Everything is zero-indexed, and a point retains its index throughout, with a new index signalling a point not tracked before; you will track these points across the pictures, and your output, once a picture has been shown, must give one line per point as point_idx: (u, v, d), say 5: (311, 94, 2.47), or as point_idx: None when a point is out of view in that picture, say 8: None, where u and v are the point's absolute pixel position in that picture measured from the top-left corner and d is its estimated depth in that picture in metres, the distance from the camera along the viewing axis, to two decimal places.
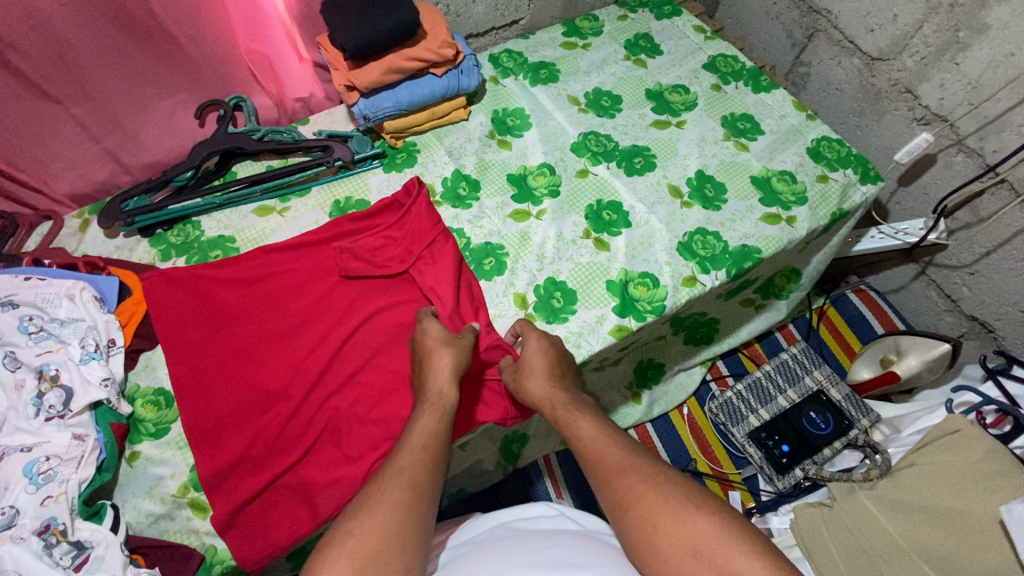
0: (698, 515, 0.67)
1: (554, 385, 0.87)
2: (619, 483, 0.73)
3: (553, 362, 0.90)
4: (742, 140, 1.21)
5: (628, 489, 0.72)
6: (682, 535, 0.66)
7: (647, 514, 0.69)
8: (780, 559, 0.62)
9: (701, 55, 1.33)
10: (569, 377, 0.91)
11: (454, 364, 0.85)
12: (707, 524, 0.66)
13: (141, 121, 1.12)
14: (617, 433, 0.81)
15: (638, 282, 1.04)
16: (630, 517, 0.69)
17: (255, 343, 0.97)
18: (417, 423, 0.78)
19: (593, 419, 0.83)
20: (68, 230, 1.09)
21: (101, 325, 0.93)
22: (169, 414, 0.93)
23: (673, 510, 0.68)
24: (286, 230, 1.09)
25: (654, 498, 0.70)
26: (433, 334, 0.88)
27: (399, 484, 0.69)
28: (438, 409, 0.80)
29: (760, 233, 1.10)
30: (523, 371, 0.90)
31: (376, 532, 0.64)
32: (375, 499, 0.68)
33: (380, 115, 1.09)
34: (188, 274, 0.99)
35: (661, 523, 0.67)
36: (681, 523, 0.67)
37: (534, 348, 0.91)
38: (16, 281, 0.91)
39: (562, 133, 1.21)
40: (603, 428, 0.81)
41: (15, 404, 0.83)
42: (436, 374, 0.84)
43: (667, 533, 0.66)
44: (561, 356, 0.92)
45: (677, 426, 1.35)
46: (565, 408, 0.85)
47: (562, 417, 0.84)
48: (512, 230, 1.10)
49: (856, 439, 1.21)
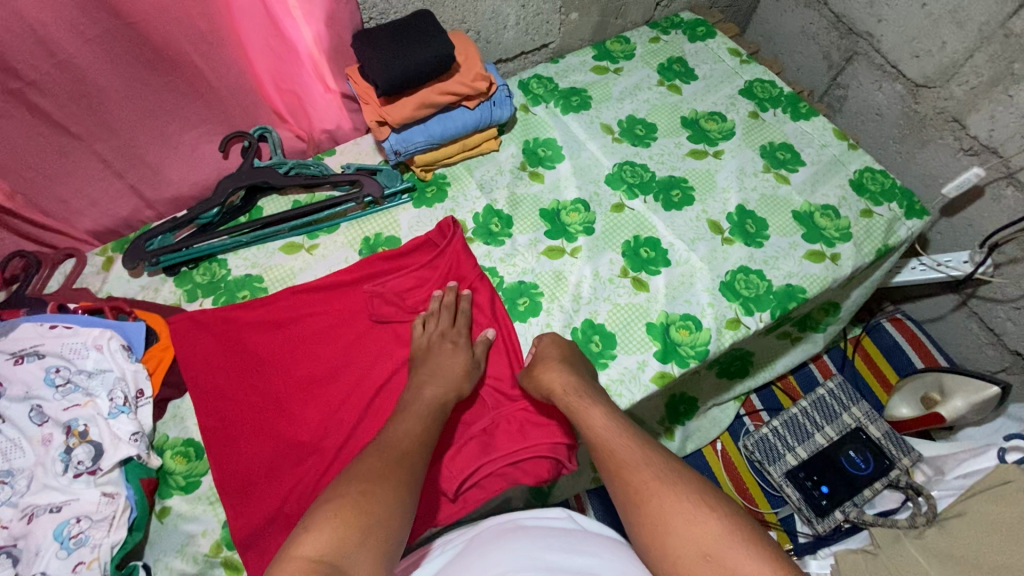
0: (708, 516, 0.69)
1: (566, 371, 0.88)
2: (632, 480, 0.75)
3: (567, 352, 0.93)
4: (782, 171, 1.17)
5: (641, 485, 0.74)
6: (694, 537, 0.68)
7: (660, 510, 0.71)
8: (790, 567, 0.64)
9: (737, 80, 1.29)
10: (579, 362, 0.93)
11: (458, 377, 0.90)
12: (717, 525, 0.68)
13: (165, 155, 1.08)
14: (631, 426, 0.83)
15: (680, 325, 1.01)
16: (643, 512, 0.72)
17: (286, 390, 0.95)
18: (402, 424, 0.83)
19: (604, 408, 0.85)
20: (91, 269, 1.05)
21: (130, 376, 0.89)
22: (199, 466, 0.90)
23: (684, 508, 0.70)
24: (315, 268, 1.06)
25: (668, 498, 0.71)
26: (458, 358, 0.92)
27: (382, 469, 0.74)
28: (430, 412, 0.86)
29: (804, 272, 1.06)
30: (538, 359, 0.92)
31: (375, 504, 0.69)
32: (376, 477, 0.73)
33: (411, 150, 1.06)
34: (218, 318, 0.98)
35: (671, 523, 0.69)
36: (691, 523, 0.69)
37: (548, 341, 0.95)
38: (42, 330, 0.89)
39: (596, 164, 1.17)
40: (616, 420, 0.83)
41: (43, 459, 0.82)
42: (434, 387, 0.88)
43: (678, 533, 0.68)
44: (573, 350, 0.94)
45: (710, 462, 1.30)
46: (576, 393, 0.86)
47: (572, 405, 0.85)
48: (547, 269, 1.06)
49: (897, 480, 1.18)
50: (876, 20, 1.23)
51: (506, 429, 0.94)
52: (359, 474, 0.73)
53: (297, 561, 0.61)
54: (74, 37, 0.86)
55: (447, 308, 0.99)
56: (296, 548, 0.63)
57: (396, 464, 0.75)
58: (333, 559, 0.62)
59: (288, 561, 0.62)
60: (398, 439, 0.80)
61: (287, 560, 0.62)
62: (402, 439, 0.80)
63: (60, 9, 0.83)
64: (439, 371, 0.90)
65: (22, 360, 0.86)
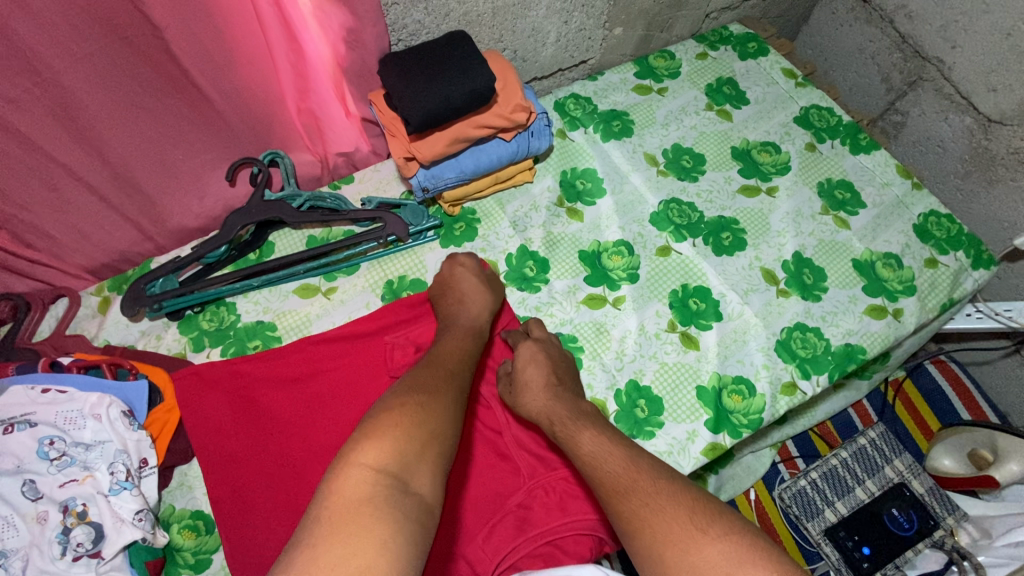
0: (708, 539, 0.60)
1: (550, 398, 0.83)
2: (622, 505, 0.66)
3: (548, 369, 0.86)
4: (841, 214, 1.07)
5: (633, 513, 0.65)
6: (691, 564, 0.59)
7: (654, 536, 0.62)
8: None
9: (793, 106, 1.18)
10: (567, 382, 0.86)
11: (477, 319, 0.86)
12: (716, 549, 0.59)
13: (166, 184, 0.97)
14: (620, 439, 0.75)
15: (732, 390, 0.93)
16: (639, 542, 0.63)
17: (302, 457, 0.86)
18: (442, 338, 0.82)
19: (594, 427, 0.77)
20: (86, 312, 0.96)
21: (132, 447, 0.81)
22: (209, 541, 0.82)
23: (680, 532, 0.61)
24: (334, 316, 0.97)
25: (662, 521, 0.62)
26: (467, 278, 0.91)
27: (434, 375, 0.72)
28: (469, 333, 0.84)
29: (865, 330, 0.98)
30: (520, 383, 0.86)
31: (429, 416, 0.66)
32: (431, 390, 0.69)
33: (441, 186, 0.96)
34: (227, 373, 0.89)
35: (667, 552, 0.60)
36: (685, 553, 0.60)
37: (526, 355, 0.87)
38: (33, 395, 0.80)
39: (639, 201, 1.07)
40: (604, 435, 0.75)
41: (38, 541, 0.74)
42: (463, 307, 0.87)
43: (675, 567, 0.59)
44: (557, 364, 0.88)
45: (743, 511, 1.24)
46: (562, 420, 0.80)
47: (562, 429, 0.79)
48: (586, 320, 0.97)
49: (941, 541, 1.13)
50: (950, 46, 1.12)
51: (543, 502, 0.85)
52: (412, 385, 0.70)
53: (357, 471, 0.59)
54: (63, 57, 0.75)
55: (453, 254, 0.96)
56: (358, 455, 0.60)
57: (446, 377, 0.73)
58: (398, 472, 0.59)
59: (349, 468, 0.59)
60: (444, 355, 0.78)
61: (345, 466, 0.59)
62: (448, 356, 0.78)
63: (49, 26, 0.71)
64: (455, 294, 0.89)
65: (13, 428, 0.78)
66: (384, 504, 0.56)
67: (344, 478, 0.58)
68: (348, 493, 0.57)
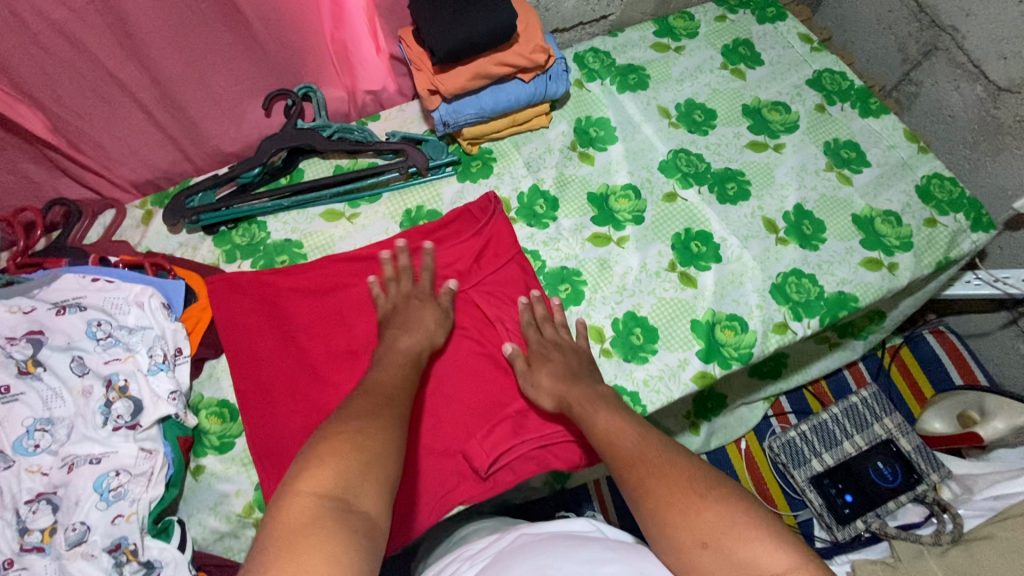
0: (706, 502, 0.63)
1: (561, 384, 0.86)
2: (632, 468, 0.70)
3: (562, 366, 0.88)
4: (845, 172, 1.11)
5: (640, 477, 0.68)
6: (691, 524, 0.62)
7: (658, 501, 0.65)
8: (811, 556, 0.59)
9: (806, 69, 1.21)
10: (580, 369, 0.89)
11: (429, 330, 0.89)
12: (715, 513, 0.62)
13: (207, 109, 1.04)
14: (633, 418, 0.79)
15: (725, 325, 0.98)
16: (643, 503, 0.66)
17: (321, 361, 0.94)
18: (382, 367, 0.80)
19: (609, 407, 0.80)
20: (131, 222, 1.04)
21: (169, 334, 0.89)
22: (233, 428, 0.90)
23: (681, 496, 0.64)
24: (356, 238, 1.04)
25: (667, 482, 0.66)
26: (423, 309, 0.91)
27: (388, 405, 0.71)
28: (406, 361, 0.83)
29: (859, 279, 1.02)
30: (534, 380, 0.88)
31: (377, 440, 0.64)
32: (377, 416, 0.68)
33: (461, 122, 1.01)
34: (257, 282, 0.97)
35: (670, 509, 0.63)
36: (688, 513, 0.63)
37: (539, 351, 0.91)
38: (84, 283, 0.89)
39: (650, 149, 1.12)
40: (617, 413, 0.79)
41: (84, 411, 0.83)
42: (414, 336, 0.87)
43: (677, 523, 0.62)
44: (566, 355, 0.90)
45: (733, 459, 1.30)
46: (577, 400, 0.83)
47: (578, 407, 0.82)
48: (591, 256, 1.03)
49: (924, 495, 1.17)
50: (964, 14, 1.14)
51: (539, 413, 0.93)
52: (358, 412, 0.68)
53: (302, 497, 0.56)
54: None
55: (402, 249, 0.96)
56: (301, 483, 0.58)
57: (395, 406, 0.71)
58: (340, 494, 0.57)
59: (291, 494, 0.57)
60: (387, 386, 0.76)
61: (287, 492, 0.57)
62: (391, 387, 0.76)
63: None
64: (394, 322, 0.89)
65: (65, 310, 0.87)
66: (326, 524, 0.54)
67: (286, 505, 0.56)
68: (293, 519, 0.54)
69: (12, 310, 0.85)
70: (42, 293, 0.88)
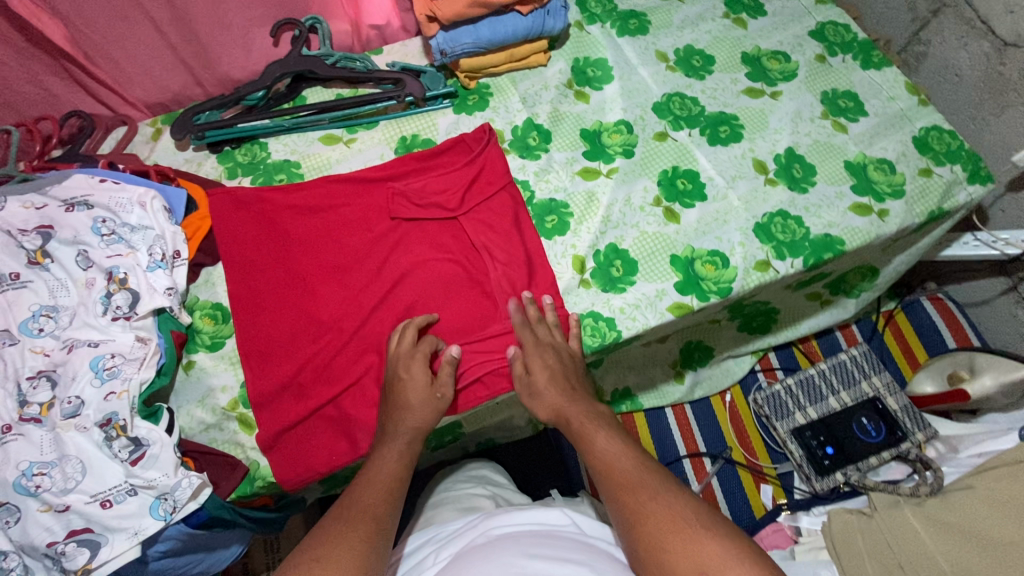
0: (703, 534, 0.66)
1: (564, 398, 0.87)
2: (628, 500, 0.71)
3: (566, 373, 0.89)
4: (841, 120, 1.11)
5: (639, 507, 0.70)
6: (688, 553, 0.65)
7: (655, 531, 0.67)
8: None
9: (809, 21, 1.21)
10: (581, 385, 0.90)
11: (424, 417, 0.84)
12: (714, 545, 0.64)
13: (217, 34, 1.08)
14: (632, 442, 0.80)
15: (705, 260, 0.98)
16: (641, 534, 0.68)
17: (310, 274, 0.97)
18: (380, 451, 0.81)
19: (607, 431, 0.82)
20: (141, 138, 1.10)
21: (168, 236, 0.93)
22: (224, 329, 0.95)
23: (679, 529, 0.67)
24: (351, 161, 1.07)
25: (663, 516, 0.68)
26: (416, 386, 0.85)
27: (364, 518, 0.71)
28: (404, 451, 0.82)
29: (847, 224, 1.02)
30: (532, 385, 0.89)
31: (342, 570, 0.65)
32: (334, 536, 0.68)
33: (458, 51, 1.04)
34: (252, 195, 1.00)
35: (667, 542, 0.66)
36: (687, 542, 0.65)
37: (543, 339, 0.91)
38: (92, 182, 0.94)
39: (645, 90, 1.13)
40: (617, 438, 0.80)
41: (86, 300, 0.88)
42: (411, 420, 0.83)
43: (675, 552, 0.65)
44: (573, 365, 0.91)
45: (717, 411, 1.30)
46: (575, 416, 0.85)
47: (577, 430, 0.84)
48: (579, 189, 1.04)
49: (907, 452, 1.16)
50: None
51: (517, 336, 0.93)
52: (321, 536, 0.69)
53: None
54: None
55: (410, 323, 0.90)
56: None
57: (366, 518, 0.71)
58: None
59: None
60: (364, 490, 0.76)
61: None
62: (371, 493, 0.75)
63: None
64: (393, 401, 0.85)
65: (73, 208, 0.92)
66: None
67: None
68: None
69: (26, 206, 0.90)
70: (53, 189, 0.93)
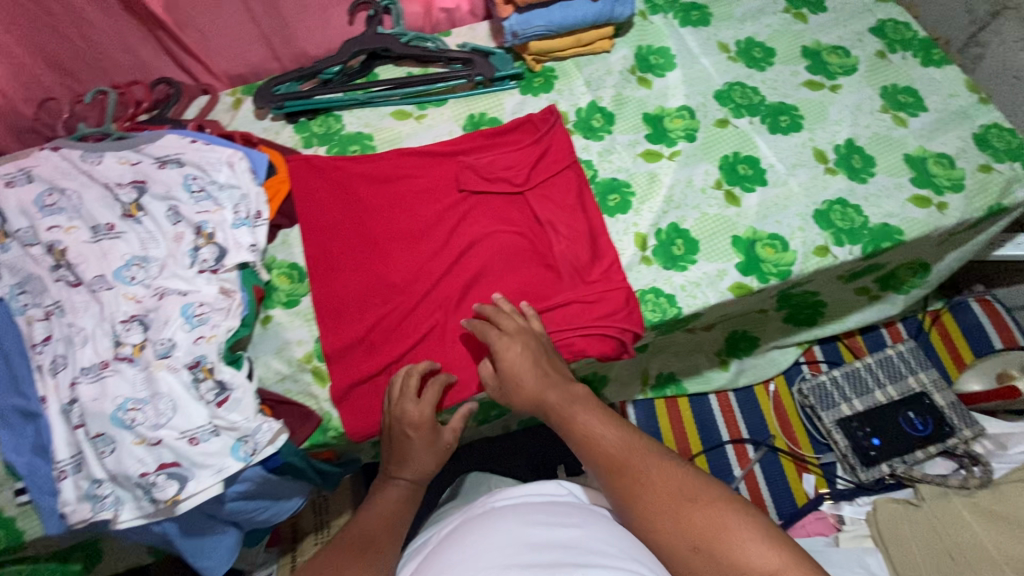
0: (692, 507, 0.68)
1: (538, 395, 0.83)
2: (617, 482, 0.73)
3: (535, 366, 0.84)
4: (901, 114, 1.12)
5: (627, 490, 0.71)
6: (679, 528, 0.67)
7: (646, 511, 0.70)
8: (779, 539, 0.64)
9: (870, 18, 1.23)
10: (554, 370, 0.85)
11: (427, 458, 0.86)
12: (705, 516, 0.67)
13: (299, 10, 1.13)
14: (616, 418, 0.79)
15: (766, 243, 1.01)
16: (633, 511, 0.71)
17: (382, 240, 1.02)
18: (379, 498, 0.85)
19: (590, 412, 0.80)
20: (222, 107, 1.15)
21: (253, 196, 0.98)
22: (300, 288, 1.00)
23: (668, 506, 0.69)
24: (421, 136, 1.12)
25: (652, 495, 0.70)
26: (417, 434, 0.85)
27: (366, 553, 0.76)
28: (407, 494, 0.86)
29: (906, 215, 1.04)
30: (506, 385, 0.85)
31: None
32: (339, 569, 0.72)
33: (529, 33, 1.08)
34: (330, 164, 1.05)
35: (658, 521, 0.69)
36: (677, 516, 0.68)
37: (508, 349, 0.85)
38: (184, 143, 1.00)
39: (707, 79, 1.15)
40: (598, 419, 0.79)
41: (175, 253, 0.93)
42: (410, 469, 0.85)
43: (667, 526, 0.68)
44: (538, 354, 0.86)
45: (760, 400, 1.31)
46: (551, 406, 0.82)
47: (555, 415, 0.81)
48: (641, 170, 1.07)
49: (954, 447, 1.18)
50: None
51: (579, 305, 0.95)
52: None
53: None
54: None
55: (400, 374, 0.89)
56: None
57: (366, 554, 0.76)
58: None
59: None
60: (368, 531, 0.80)
61: None
62: (373, 533, 0.79)
63: None
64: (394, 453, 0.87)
65: (166, 165, 0.97)
66: None
67: None
68: None
69: (122, 161, 0.97)
70: (148, 148, 0.99)
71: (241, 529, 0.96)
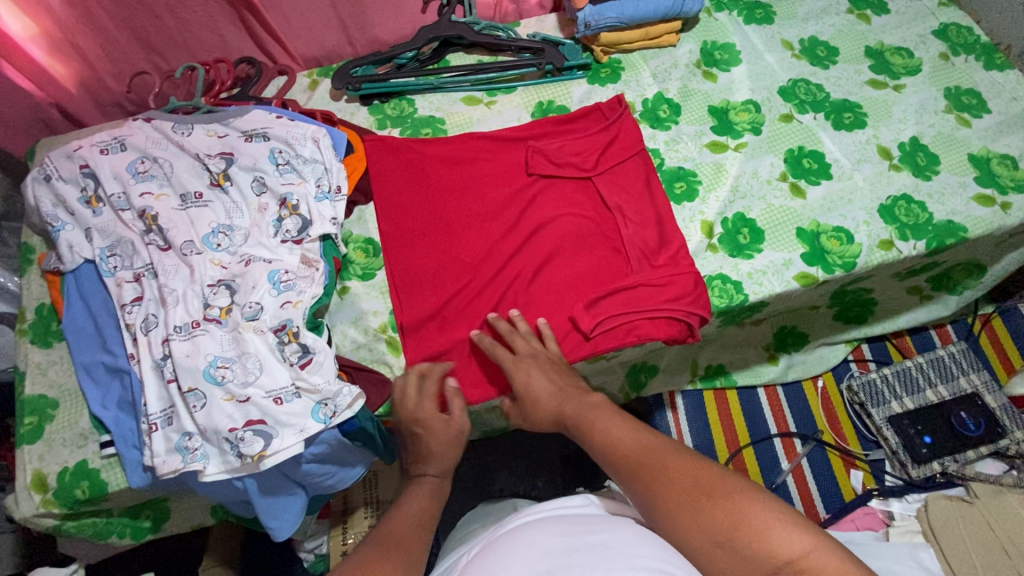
0: (710, 501, 0.62)
1: (554, 405, 0.83)
2: (633, 484, 0.67)
3: (549, 379, 0.86)
4: (965, 115, 1.14)
5: (644, 490, 0.66)
6: (699, 525, 0.61)
7: (663, 508, 0.64)
8: (805, 527, 0.58)
9: (933, 21, 1.25)
10: (568, 381, 0.86)
11: (444, 458, 0.84)
12: (725, 509, 0.60)
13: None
14: (634, 421, 0.75)
15: (831, 235, 1.02)
16: (653, 512, 0.65)
17: (453, 219, 1.05)
18: (405, 500, 0.77)
19: (608, 418, 0.76)
20: (299, 88, 1.20)
21: (334, 170, 1.02)
22: (375, 263, 1.03)
23: (684, 501, 0.63)
24: (491, 121, 1.15)
25: (668, 492, 0.64)
26: (430, 434, 0.85)
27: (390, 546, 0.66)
28: (433, 491, 0.80)
29: (969, 212, 1.05)
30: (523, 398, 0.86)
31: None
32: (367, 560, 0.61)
33: (601, 24, 1.11)
34: (405, 145, 1.09)
35: (677, 519, 0.62)
36: (696, 512, 0.61)
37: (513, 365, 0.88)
38: (270, 118, 1.03)
39: (771, 74, 1.18)
40: (616, 421, 0.75)
41: (260, 222, 0.97)
42: (426, 467, 0.82)
43: (688, 524, 0.61)
44: (551, 370, 0.87)
45: (808, 396, 1.33)
46: (569, 416, 0.80)
47: (576, 423, 0.79)
48: (707, 160, 1.10)
49: (1005, 448, 1.19)
50: None
51: (648, 288, 0.98)
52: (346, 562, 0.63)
53: None
54: None
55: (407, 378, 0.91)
56: None
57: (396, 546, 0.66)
58: None
59: None
60: (397, 527, 0.70)
61: None
62: (404, 529, 0.70)
63: None
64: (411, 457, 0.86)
65: (252, 139, 1.02)
66: None
67: None
68: None
69: (210, 134, 1.02)
70: (235, 121, 1.03)
71: (307, 492, 0.98)
